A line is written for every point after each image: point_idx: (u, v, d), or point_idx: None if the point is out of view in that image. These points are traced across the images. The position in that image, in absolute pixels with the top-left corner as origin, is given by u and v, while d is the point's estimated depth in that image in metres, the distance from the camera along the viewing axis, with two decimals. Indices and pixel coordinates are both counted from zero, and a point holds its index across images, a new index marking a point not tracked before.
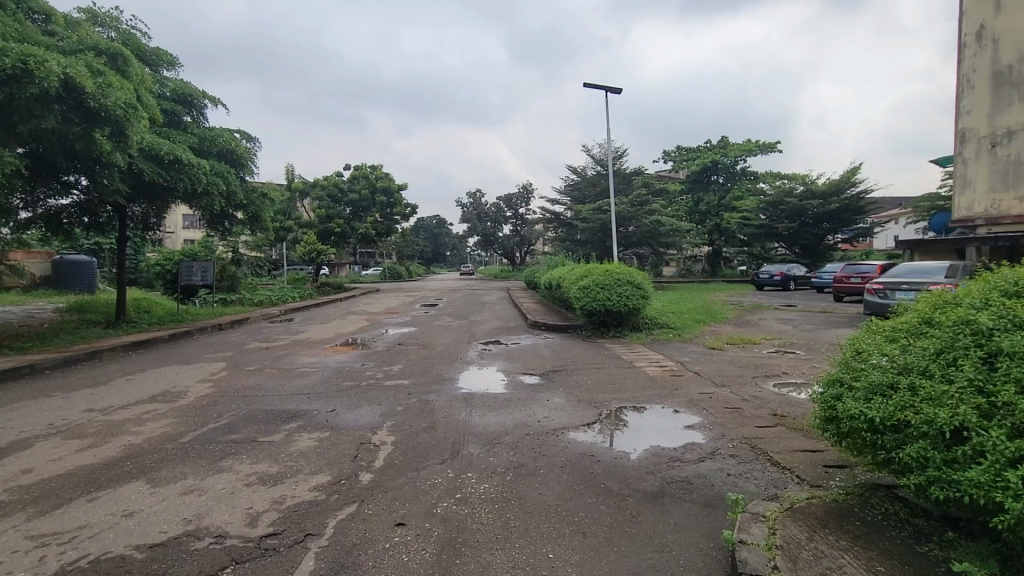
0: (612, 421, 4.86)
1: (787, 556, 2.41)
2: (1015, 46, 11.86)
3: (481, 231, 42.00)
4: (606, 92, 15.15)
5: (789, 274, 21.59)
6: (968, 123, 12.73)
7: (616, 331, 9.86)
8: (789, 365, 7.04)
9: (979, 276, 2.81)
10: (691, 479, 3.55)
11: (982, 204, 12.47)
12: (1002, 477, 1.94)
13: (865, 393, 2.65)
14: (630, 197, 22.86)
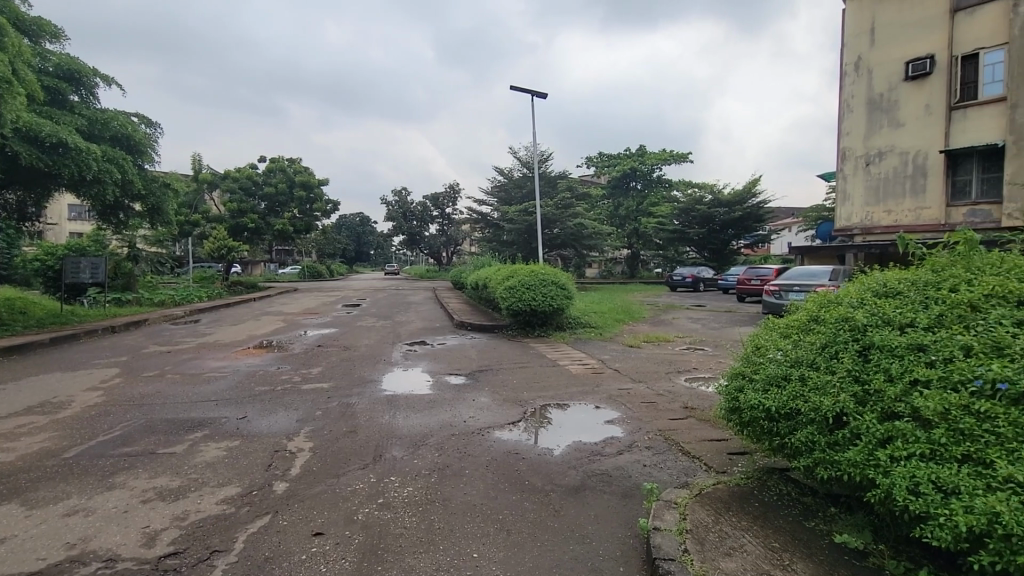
0: (536, 419, 4.95)
1: (695, 539, 2.58)
2: (885, 78, 14.07)
3: (407, 231, 41.20)
4: (532, 96, 15.42)
5: (699, 277, 23.13)
6: (847, 143, 15.04)
7: (541, 331, 10.06)
8: (698, 361, 7.55)
9: (857, 278, 3.17)
10: (611, 471, 3.70)
11: (858, 215, 14.84)
12: (873, 456, 2.18)
13: (763, 385, 2.91)
14: (554, 200, 23.42)
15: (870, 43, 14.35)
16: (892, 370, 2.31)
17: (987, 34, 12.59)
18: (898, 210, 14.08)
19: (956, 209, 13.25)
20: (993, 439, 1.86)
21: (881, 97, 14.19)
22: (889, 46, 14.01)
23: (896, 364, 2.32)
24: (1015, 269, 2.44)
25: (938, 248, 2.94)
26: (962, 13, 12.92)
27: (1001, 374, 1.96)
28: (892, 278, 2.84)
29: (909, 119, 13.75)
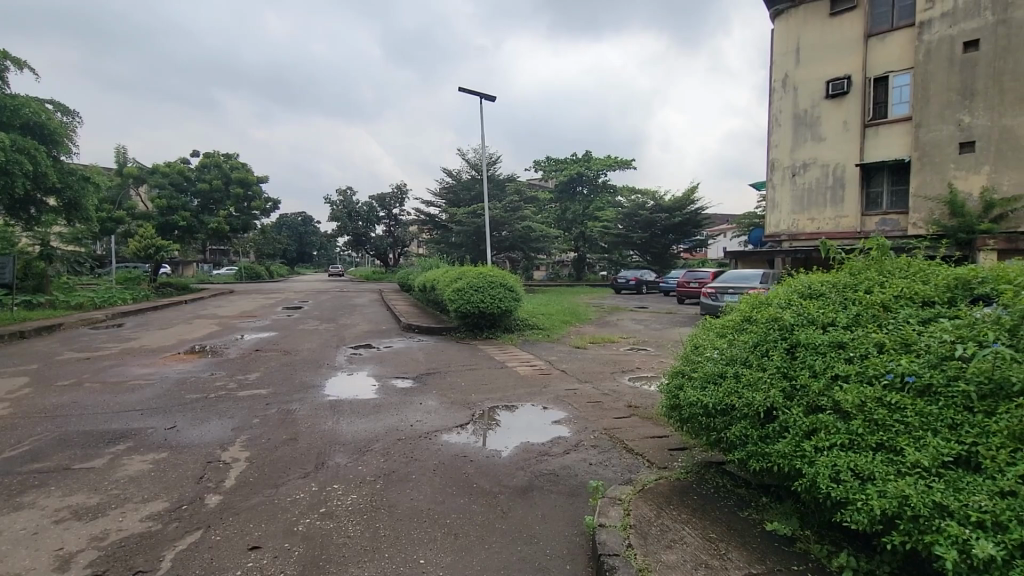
0: (484, 421, 4.95)
1: (639, 533, 2.66)
2: (809, 94, 15.10)
3: (352, 231, 40.08)
4: (481, 98, 15.43)
5: (642, 279, 23.91)
6: (776, 154, 16.01)
7: (489, 333, 10.08)
8: (641, 361, 7.80)
9: (784, 280, 3.38)
10: (557, 471, 3.75)
11: (786, 222, 15.81)
12: (799, 447, 2.33)
13: (701, 382, 3.05)
14: (503, 203, 23.51)
15: (796, 62, 15.36)
16: (816, 367, 2.48)
17: (896, 59, 13.77)
18: (820, 218, 15.12)
19: (870, 218, 14.41)
20: (902, 427, 2.02)
21: (806, 113, 15.20)
22: (813, 65, 15.04)
23: (819, 361, 2.49)
24: (920, 272, 2.68)
25: (855, 253, 3.18)
26: (875, 38, 14.07)
27: (908, 368, 2.14)
28: (815, 281, 3.05)
29: (830, 134, 14.80)
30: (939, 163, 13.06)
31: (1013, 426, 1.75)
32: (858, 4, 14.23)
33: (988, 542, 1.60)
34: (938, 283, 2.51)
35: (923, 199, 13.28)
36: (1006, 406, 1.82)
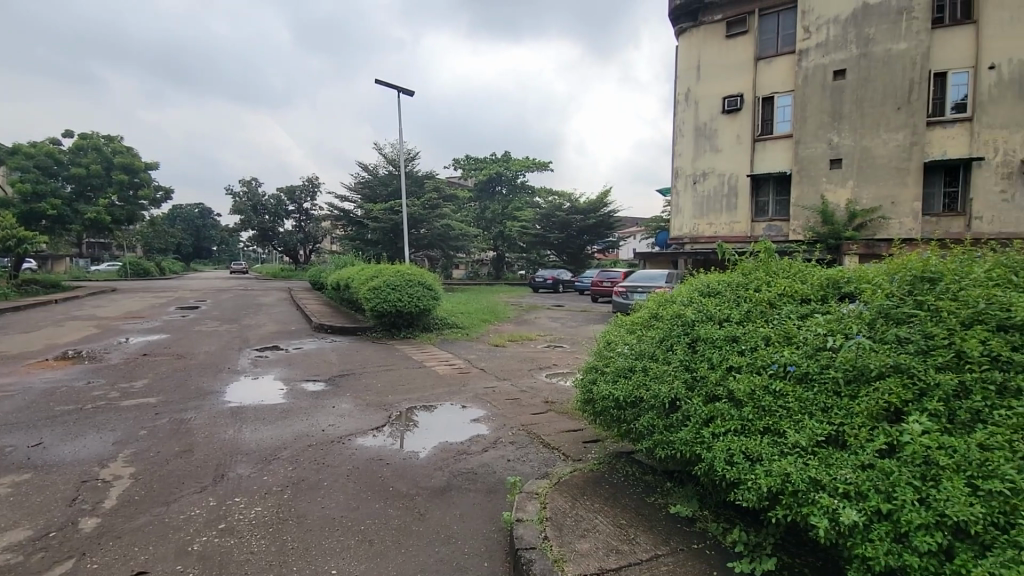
0: (402, 422, 4.85)
1: (554, 526, 2.73)
2: (709, 108, 16.33)
3: (257, 225, 37.45)
4: (398, 92, 15.04)
5: (559, 278, 24.58)
6: (680, 162, 17.16)
7: (407, 332, 9.87)
8: (558, 358, 8.02)
9: (686, 280, 3.64)
10: (476, 469, 3.75)
11: (688, 226, 16.99)
12: (699, 433, 2.51)
13: (613, 376, 3.20)
14: (421, 200, 23.08)
15: (697, 78, 16.56)
16: (714, 359, 2.69)
17: (781, 81, 15.26)
18: (718, 223, 16.42)
19: (759, 224, 15.88)
20: (784, 412, 2.25)
21: (705, 126, 16.42)
22: (712, 81, 16.28)
23: (717, 354, 2.70)
24: (799, 272, 2.99)
25: (746, 255, 3.50)
26: (763, 61, 15.51)
27: (789, 358, 2.39)
28: (713, 281, 3.31)
29: (725, 146, 16.11)
30: (814, 177, 14.66)
31: (872, 407, 2.00)
32: (749, 29, 15.61)
33: (853, 509, 1.80)
34: (814, 283, 2.83)
35: (802, 209, 14.84)
36: (865, 389, 2.08)
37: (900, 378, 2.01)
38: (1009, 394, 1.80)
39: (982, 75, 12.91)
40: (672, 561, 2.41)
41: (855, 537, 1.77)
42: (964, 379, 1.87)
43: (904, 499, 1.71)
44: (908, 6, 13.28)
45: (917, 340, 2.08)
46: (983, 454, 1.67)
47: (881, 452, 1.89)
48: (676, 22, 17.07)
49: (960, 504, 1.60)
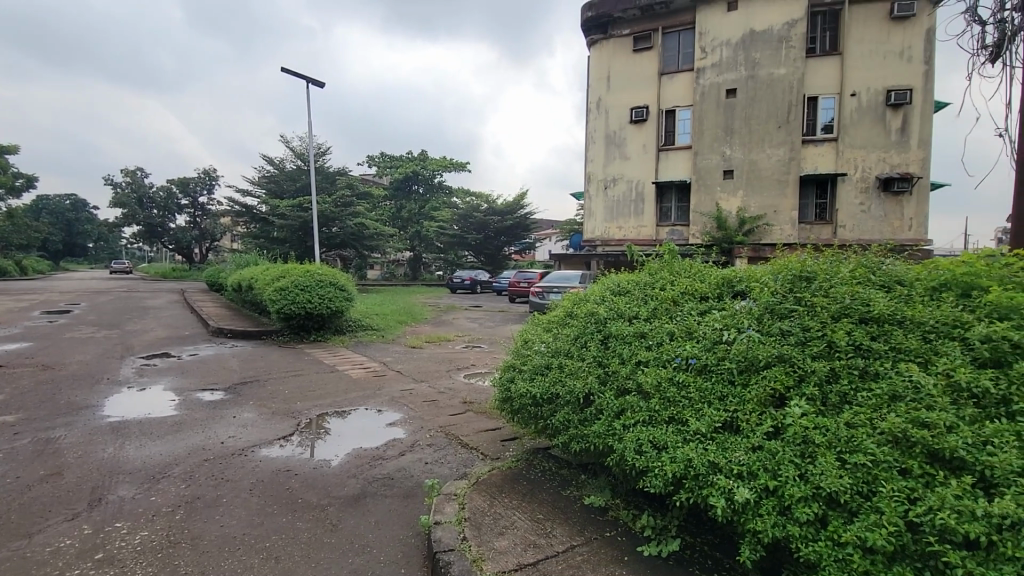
0: (312, 430, 4.60)
1: (473, 525, 2.73)
2: (618, 116, 17.17)
3: (143, 220, 33.81)
4: (307, 82, 14.27)
5: (476, 279, 24.61)
6: (592, 167, 17.87)
7: (317, 335, 9.39)
8: (476, 358, 8.02)
9: (598, 279, 3.80)
10: (392, 474, 3.65)
11: (600, 228, 17.74)
12: (611, 425, 2.61)
13: (530, 374, 3.26)
14: (332, 197, 22.05)
15: (607, 87, 17.34)
16: (624, 354, 2.83)
17: (682, 95, 16.40)
18: (626, 226, 17.31)
19: (663, 228, 16.95)
20: (686, 402, 2.41)
21: (615, 134, 17.24)
22: (622, 91, 17.12)
23: (627, 349, 2.84)
24: (698, 272, 3.24)
25: (652, 257, 3.72)
26: (666, 76, 16.57)
27: (691, 352, 2.57)
28: (623, 280, 3.49)
29: (633, 154, 17.02)
30: (710, 185, 15.90)
31: (761, 393, 2.20)
32: (654, 45, 16.60)
33: (745, 488, 1.96)
34: (712, 281, 3.06)
35: (700, 214, 16.04)
36: (755, 377, 2.28)
37: (783, 367, 2.23)
38: (869, 376, 2.06)
39: (846, 101, 14.69)
40: (586, 551, 2.50)
41: (747, 513, 1.93)
42: (834, 366, 2.12)
43: (787, 475, 1.89)
44: (787, 35, 14.78)
45: (796, 332, 2.33)
46: (849, 431, 1.89)
47: (768, 435, 2.08)
48: (588, 33, 17.75)
49: (831, 477, 1.79)
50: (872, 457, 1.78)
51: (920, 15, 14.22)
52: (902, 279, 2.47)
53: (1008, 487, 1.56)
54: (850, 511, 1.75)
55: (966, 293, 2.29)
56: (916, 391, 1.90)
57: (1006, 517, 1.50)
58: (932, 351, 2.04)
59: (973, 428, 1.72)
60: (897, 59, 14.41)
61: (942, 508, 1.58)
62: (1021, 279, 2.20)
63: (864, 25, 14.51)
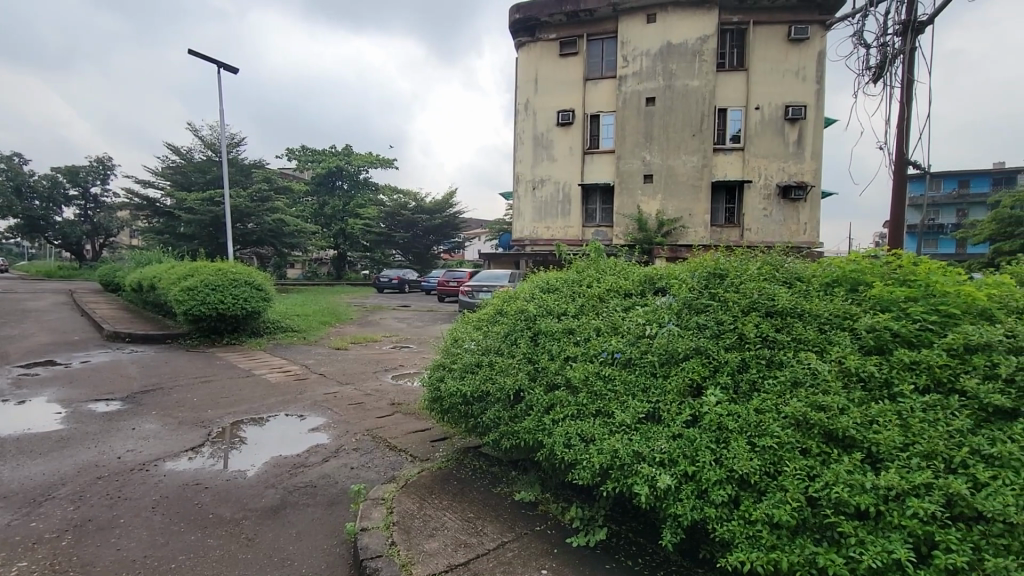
0: (225, 439, 4.28)
1: (402, 529, 2.66)
2: (546, 118, 17.49)
3: (21, 212, 29.91)
4: (218, 67, 13.28)
5: (404, 278, 24.08)
6: (521, 167, 18.06)
7: (232, 337, 8.77)
8: (404, 358, 7.85)
9: (528, 277, 3.87)
10: (315, 481, 3.48)
11: (528, 228, 17.96)
12: (541, 421, 2.65)
13: (460, 372, 3.23)
14: (248, 191, 20.65)
15: (535, 89, 17.59)
16: (553, 350, 2.88)
17: (606, 100, 16.99)
18: (554, 226, 17.66)
19: (589, 229, 17.48)
20: (612, 394, 2.50)
21: (543, 135, 17.54)
22: (549, 93, 17.45)
23: (556, 345, 2.90)
24: (621, 270, 3.37)
25: (580, 256, 3.85)
26: (591, 82, 17.10)
27: (616, 346, 2.67)
28: (551, 278, 3.59)
29: (560, 155, 17.40)
30: (632, 188, 16.60)
31: (680, 384, 2.32)
32: (579, 50, 17.05)
33: (666, 474, 2.05)
34: (635, 278, 3.19)
35: (623, 216, 16.69)
36: (675, 369, 2.40)
37: (700, 358, 2.37)
38: (775, 364, 2.22)
39: (751, 113, 15.89)
40: (517, 547, 2.51)
41: (668, 498, 2.02)
42: (744, 356, 2.27)
43: (704, 460, 2.01)
44: (700, 49, 15.72)
45: (711, 326, 2.47)
46: (757, 416, 2.03)
47: (686, 423, 2.20)
48: (516, 35, 17.92)
49: (743, 460, 1.92)
50: (778, 440, 1.92)
51: (814, 38, 15.64)
52: (801, 276, 2.69)
53: (892, 462, 1.73)
54: (759, 491, 1.88)
55: (853, 288, 2.55)
56: (814, 378, 2.08)
57: (891, 488, 1.65)
58: (827, 341, 2.23)
59: (862, 410, 1.90)
60: (795, 77, 15.77)
61: (837, 483, 1.73)
62: (898, 275, 2.47)
63: (767, 44, 15.76)
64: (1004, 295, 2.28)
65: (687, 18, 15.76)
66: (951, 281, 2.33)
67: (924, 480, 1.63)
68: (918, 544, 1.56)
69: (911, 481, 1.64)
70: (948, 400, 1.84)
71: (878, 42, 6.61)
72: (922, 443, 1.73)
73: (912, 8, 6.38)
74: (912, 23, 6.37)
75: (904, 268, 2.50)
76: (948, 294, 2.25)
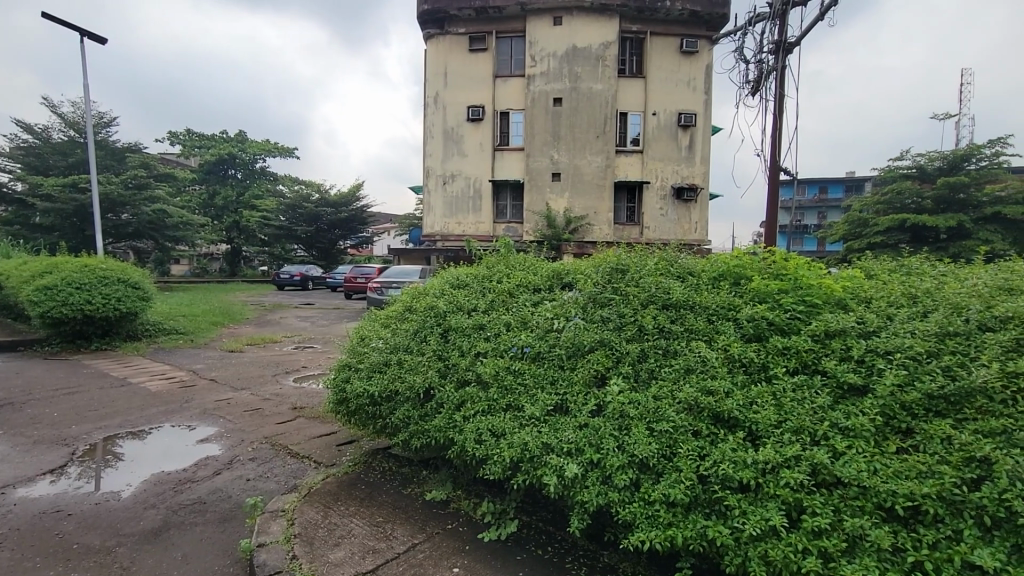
0: (94, 458, 3.77)
1: (304, 541, 2.51)
2: (455, 112, 17.35)
3: None
4: (81, 35, 11.61)
5: (308, 274, 22.67)
6: (430, 162, 17.77)
7: (102, 342, 7.75)
8: (307, 359, 7.44)
9: (438, 272, 3.85)
10: (205, 497, 3.18)
11: (439, 223, 17.74)
12: (452, 419, 2.62)
13: (367, 372, 3.11)
14: (121, 177, 18.34)
15: (444, 83, 17.38)
16: (463, 347, 2.88)
17: (514, 98, 17.23)
18: (465, 222, 17.60)
19: (499, 225, 17.64)
20: (523, 388, 2.53)
21: (453, 130, 17.39)
22: (458, 88, 17.33)
23: (466, 342, 2.91)
24: (528, 266, 3.47)
25: (489, 251, 3.89)
26: (500, 79, 17.22)
27: (525, 341, 2.72)
28: (462, 274, 3.61)
29: (470, 151, 17.37)
30: (541, 186, 16.98)
31: (585, 375, 2.41)
32: (488, 47, 17.09)
33: (573, 463, 2.12)
34: (543, 274, 3.27)
35: (532, 213, 17.03)
36: (581, 361, 2.50)
37: (604, 350, 2.48)
38: (670, 354, 2.38)
39: (649, 118, 16.91)
40: (428, 548, 2.47)
41: (575, 486, 2.09)
42: (643, 347, 2.42)
43: (608, 447, 2.10)
44: (603, 54, 16.42)
45: (614, 319, 2.61)
46: (655, 402, 2.17)
47: (591, 412, 2.29)
48: (424, 26, 17.53)
49: (642, 445, 2.03)
50: (672, 423, 2.06)
51: (702, 52, 16.96)
52: (692, 271, 2.92)
53: (767, 438, 1.92)
54: (657, 472, 1.99)
55: (736, 281, 2.78)
56: (703, 364, 2.25)
57: (767, 462, 1.83)
58: (713, 330, 2.42)
59: (743, 392, 2.09)
60: (686, 87, 17.02)
61: (722, 461, 1.89)
62: (772, 269, 2.74)
63: (662, 55, 16.86)
64: (856, 287, 2.61)
65: (590, 23, 16.38)
66: (815, 275, 2.64)
67: (795, 453, 1.82)
68: (789, 510, 1.74)
69: (783, 455, 1.83)
70: (812, 380, 2.09)
71: (756, 59, 7.34)
72: (792, 420, 1.93)
73: (783, 30, 7.14)
74: (783, 43, 7.14)
75: (777, 263, 2.78)
76: (813, 287, 2.55)
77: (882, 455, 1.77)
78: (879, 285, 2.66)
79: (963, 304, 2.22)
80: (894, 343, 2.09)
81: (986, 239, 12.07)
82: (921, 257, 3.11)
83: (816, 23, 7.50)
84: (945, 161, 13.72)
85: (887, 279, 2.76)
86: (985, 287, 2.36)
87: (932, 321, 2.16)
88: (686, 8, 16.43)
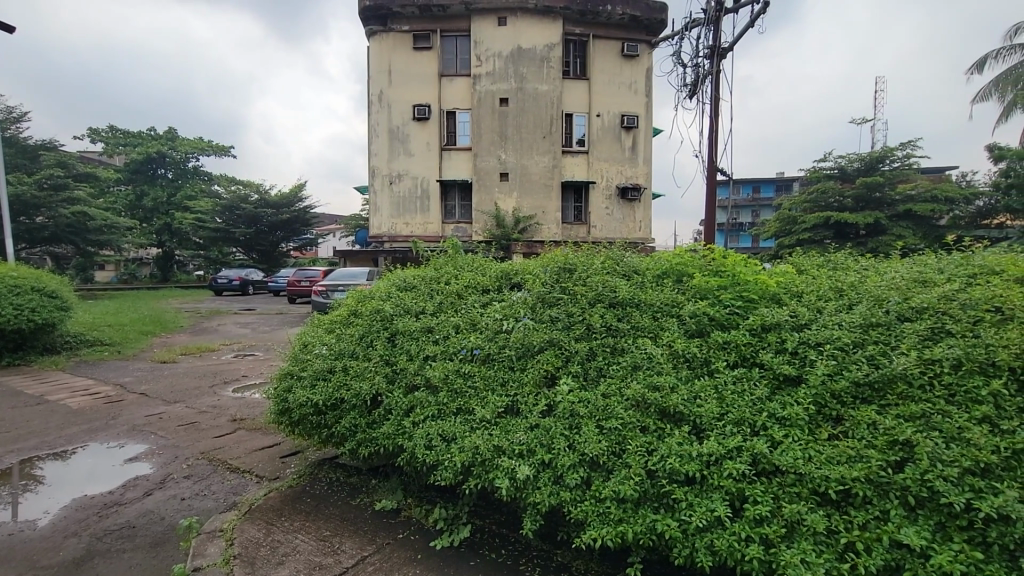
0: (9, 483, 3.42)
1: (245, 562, 2.38)
2: (400, 110, 17.01)
3: None
4: None
5: (248, 279, 21.59)
6: (376, 161, 17.33)
7: (13, 358, 7.03)
8: (249, 367, 7.10)
9: (385, 275, 3.75)
10: (135, 521, 2.94)
11: (386, 224, 17.35)
12: (402, 426, 2.54)
13: (311, 380, 2.97)
14: (34, 177, 16.78)
15: (388, 81, 16.98)
16: (411, 351, 2.82)
17: (459, 97, 17.11)
18: (412, 222, 17.32)
19: (447, 225, 17.47)
20: (472, 390, 2.50)
21: (399, 129, 17.06)
22: (403, 86, 16.99)
23: (414, 345, 2.84)
24: (473, 267, 3.45)
25: (437, 252, 3.84)
26: (446, 78, 17.04)
27: (475, 343, 2.69)
28: (409, 276, 3.55)
29: (417, 150, 17.11)
30: (489, 186, 16.95)
31: (535, 377, 2.40)
32: (433, 46, 16.85)
33: (524, 465, 2.11)
34: (492, 274, 3.25)
35: (480, 212, 16.98)
36: (530, 362, 2.49)
37: (554, 351, 2.49)
38: (617, 351, 2.42)
39: (593, 119, 17.24)
40: (378, 559, 2.40)
41: (528, 488, 2.07)
42: (591, 346, 2.45)
43: (558, 447, 2.11)
44: (548, 55, 16.59)
45: (563, 318, 2.63)
46: (604, 400, 2.19)
47: (542, 413, 2.29)
48: (366, 22, 17.06)
49: (592, 442, 2.05)
50: (622, 420, 2.09)
51: (642, 56, 17.47)
52: (637, 269, 2.99)
53: (711, 431, 1.97)
54: (607, 470, 2.01)
55: (678, 279, 2.86)
56: (649, 360, 2.30)
57: (711, 454, 1.88)
58: (658, 327, 2.48)
59: (688, 386, 2.15)
60: (628, 89, 17.49)
61: (669, 455, 1.92)
62: (711, 267, 2.83)
63: (604, 58, 17.25)
64: (788, 283, 2.75)
65: (535, 25, 16.50)
66: (751, 271, 2.75)
67: (736, 444, 1.89)
68: (733, 500, 1.79)
69: (726, 446, 1.89)
70: (751, 372, 2.17)
71: (692, 63, 7.63)
72: (732, 412, 2.00)
73: (717, 35, 7.45)
74: (717, 48, 7.45)
75: (716, 260, 2.89)
76: (749, 282, 2.65)
77: (815, 442, 1.85)
78: (809, 280, 2.80)
79: (884, 297, 2.39)
80: (823, 335, 2.21)
81: (900, 234, 13.17)
82: (844, 251, 3.30)
83: (747, 30, 7.87)
84: (863, 162, 14.75)
85: (814, 274, 2.91)
86: (903, 280, 2.54)
87: (857, 313, 2.31)
88: (627, 13, 16.88)
